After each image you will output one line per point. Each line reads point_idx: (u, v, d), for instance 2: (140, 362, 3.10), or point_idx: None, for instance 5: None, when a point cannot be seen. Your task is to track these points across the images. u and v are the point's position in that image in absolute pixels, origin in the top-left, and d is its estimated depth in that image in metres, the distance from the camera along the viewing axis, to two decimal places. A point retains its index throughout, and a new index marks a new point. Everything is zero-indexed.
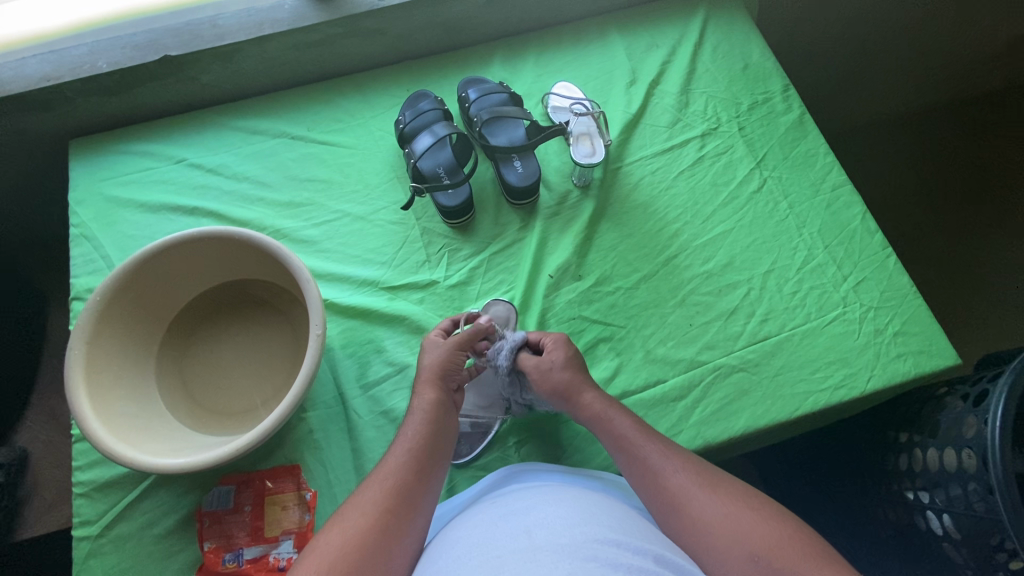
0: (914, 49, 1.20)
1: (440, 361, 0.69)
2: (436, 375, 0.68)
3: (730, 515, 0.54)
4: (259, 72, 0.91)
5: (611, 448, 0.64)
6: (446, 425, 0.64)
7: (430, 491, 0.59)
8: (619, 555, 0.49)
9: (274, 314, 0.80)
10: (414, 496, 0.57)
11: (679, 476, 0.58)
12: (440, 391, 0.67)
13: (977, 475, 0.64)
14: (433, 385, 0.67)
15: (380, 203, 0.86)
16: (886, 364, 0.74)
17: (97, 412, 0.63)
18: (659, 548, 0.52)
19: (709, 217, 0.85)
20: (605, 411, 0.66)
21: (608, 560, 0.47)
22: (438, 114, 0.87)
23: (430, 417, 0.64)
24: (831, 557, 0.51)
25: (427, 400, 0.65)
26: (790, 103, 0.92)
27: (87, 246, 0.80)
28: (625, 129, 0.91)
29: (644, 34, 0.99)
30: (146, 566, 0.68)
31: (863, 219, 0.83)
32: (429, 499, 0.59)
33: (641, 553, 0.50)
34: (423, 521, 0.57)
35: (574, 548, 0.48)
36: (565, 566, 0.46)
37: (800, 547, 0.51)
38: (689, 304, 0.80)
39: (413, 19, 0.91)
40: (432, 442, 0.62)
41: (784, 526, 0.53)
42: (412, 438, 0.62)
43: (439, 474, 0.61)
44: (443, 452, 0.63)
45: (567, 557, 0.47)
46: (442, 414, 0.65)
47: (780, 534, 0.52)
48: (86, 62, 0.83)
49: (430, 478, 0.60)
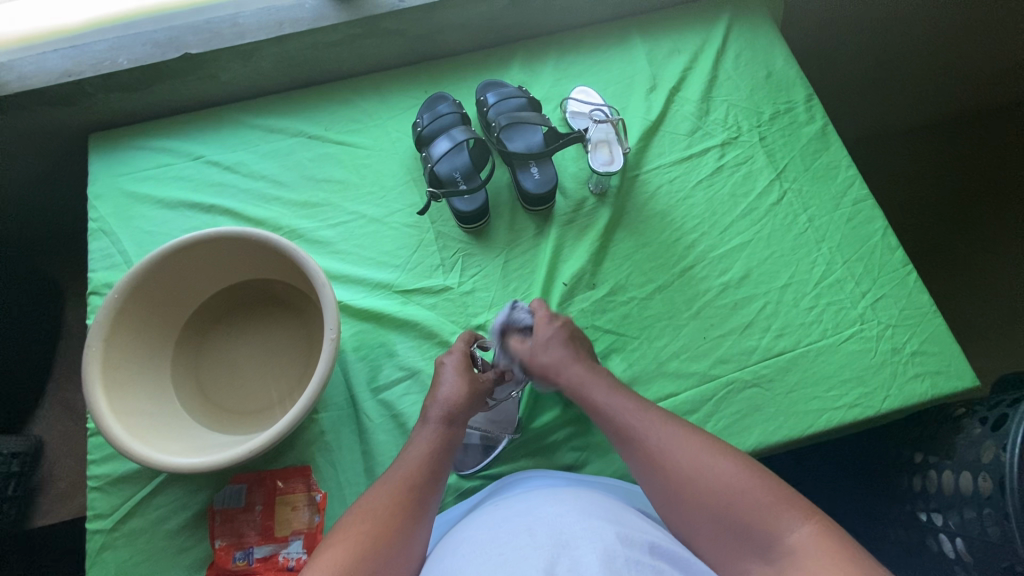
0: (942, 55, 1.17)
1: (448, 399, 0.67)
2: (446, 417, 0.66)
3: (707, 474, 0.55)
4: (278, 70, 0.91)
5: (594, 415, 0.66)
6: (445, 443, 0.65)
7: (420, 534, 0.57)
8: (618, 547, 0.49)
9: (289, 314, 0.81)
10: (403, 535, 0.56)
11: (657, 442, 0.59)
12: (445, 430, 0.65)
13: (993, 500, 0.64)
14: (440, 424, 0.66)
15: (396, 206, 0.86)
16: (903, 384, 0.73)
17: (114, 409, 0.64)
18: (659, 542, 0.52)
19: (727, 228, 0.84)
20: (592, 381, 0.67)
21: (607, 553, 0.47)
22: (456, 118, 0.87)
23: (429, 458, 0.63)
24: (802, 503, 0.52)
25: (428, 436, 0.65)
26: (813, 113, 0.91)
27: (106, 241, 0.81)
28: (644, 136, 0.90)
29: (665, 38, 0.97)
30: (157, 561, 0.69)
31: (884, 235, 0.82)
32: (425, 512, 0.59)
33: (638, 545, 0.50)
34: (423, 534, 0.58)
35: (573, 543, 0.48)
36: (563, 562, 0.46)
37: (775, 500, 0.52)
38: (704, 317, 0.79)
39: (433, 20, 0.90)
40: (424, 484, 0.61)
41: (762, 481, 0.54)
42: (407, 477, 0.61)
43: (436, 493, 0.62)
44: (440, 467, 0.63)
45: (566, 552, 0.47)
46: (442, 456, 0.64)
47: (760, 492, 0.53)
48: (107, 58, 0.84)
49: (426, 493, 0.60)
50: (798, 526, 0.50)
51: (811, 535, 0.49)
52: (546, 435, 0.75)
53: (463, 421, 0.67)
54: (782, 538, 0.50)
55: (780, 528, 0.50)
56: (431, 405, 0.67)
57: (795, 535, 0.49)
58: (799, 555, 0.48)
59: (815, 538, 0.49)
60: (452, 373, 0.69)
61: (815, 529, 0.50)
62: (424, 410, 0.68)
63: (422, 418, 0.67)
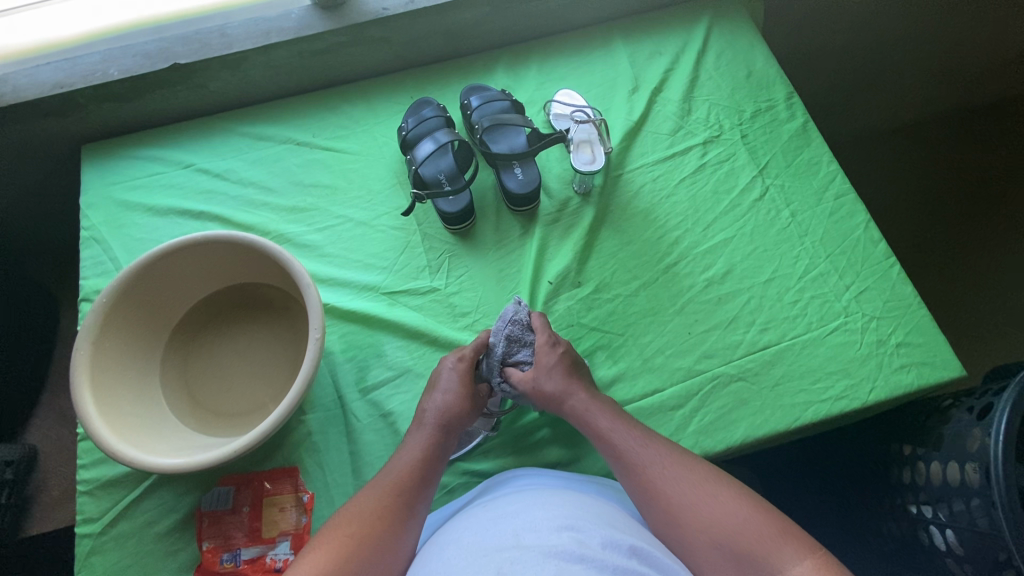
0: (925, 53, 1.18)
1: (445, 405, 0.68)
2: (442, 423, 0.67)
3: (706, 505, 0.56)
4: (266, 79, 0.92)
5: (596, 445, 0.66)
6: (439, 450, 0.65)
7: (407, 537, 0.58)
8: (602, 554, 0.49)
9: (278, 317, 0.81)
10: (391, 538, 0.56)
11: (660, 473, 0.60)
12: (439, 436, 0.66)
13: (981, 490, 0.63)
14: (435, 430, 0.66)
15: (383, 209, 0.87)
16: (889, 376, 0.73)
17: (100, 410, 0.64)
18: (641, 546, 0.53)
19: (710, 225, 0.85)
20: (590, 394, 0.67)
21: (594, 562, 0.47)
22: (441, 121, 0.88)
23: (421, 461, 0.64)
24: (804, 540, 0.52)
25: (422, 441, 0.66)
26: (793, 110, 0.92)
27: (96, 248, 0.82)
28: (627, 137, 0.91)
29: (647, 41, 0.99)
30: (145, 563, 0.69)
31: (867, 229, 0.82)
32: (414, 516, 0.60)
33: (624, 552, 0.50)
34: (411, 538, 0.58)
35: (559, 548, 0.48)
36: (549, 567, 0.46)
37: (777, 536, 0.52)
38: (688, 312, 0.79)
39: (417, 27, 0.92)
40: (413, 489, 0.61)
41: (760, 515, 0.54)
42: (398, 480, 0.61)
43: (426, 499, 0.62)
44: (429, 476, 0.63)
45: (552, 557, 0.47)
46: (433, 461, 0.65)
47: (761, 526, 0.53)
48: (98, 70, 0.85)
49: (414, 498, 0.61)
50: (800, 559, 0.50)
51: (813, 569, 0.49)
52: (533, 432, 0.75)
53: (458, 429, 0.68)
54: (783, 572, 0.50)
55: (777, 561, 0.51)
56: (428, 409, 0.68)
57: (795, 569, 0.50)
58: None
59: (817, 572, 0.49)
60: (454, 382, 0.69)
61: (823, 564, 0.50)
62: (419, 415, 0.69)
63: (418, 422, 0.68)
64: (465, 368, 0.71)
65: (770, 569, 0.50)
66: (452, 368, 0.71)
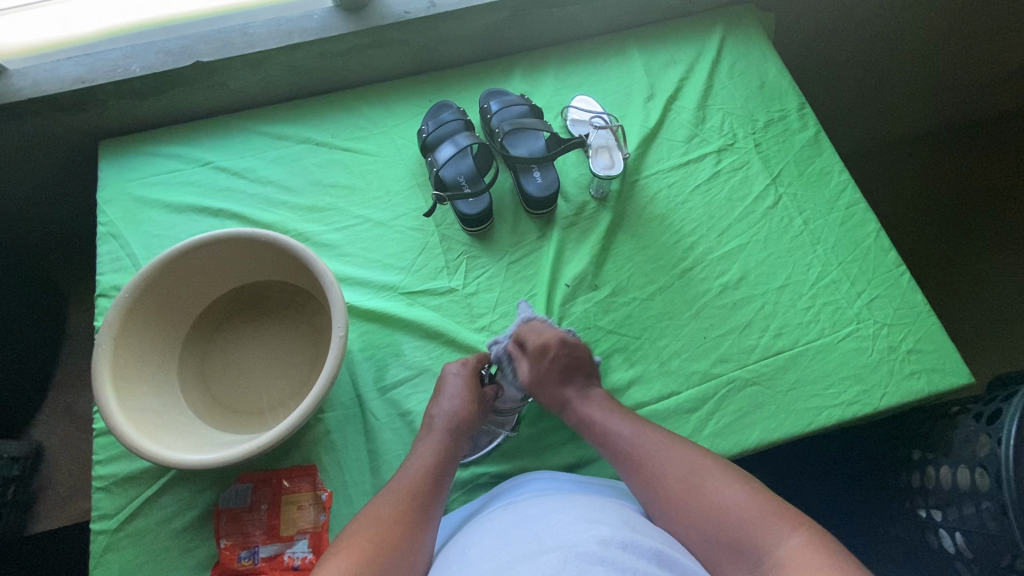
0: (924, 69, 1.22)
1: (454, 411, 0.69)
2: (451, 429, 0.68)
3: (699, 489, 0.57)
4: (285, 79, 0.93)
5: (594, 437, 0.68)
6: (450, 456, 0.66)
7: (425, 541, 0.58)
8: (623, 555, 0.49)
9: (296, 315, 0.82)
10: (410, 543, 0.57)
11: (658, 460, 0.61)
12: (450, 440, 0.67)
13: (991, 494, 0.64)
14: (445, 435, 0.67)
15: (401, 210, 0.88)
16: (900, 382, 0.75)
17: (121, 405, 0.64)
18: (664, 549, 0.53)
19: (725, 231, 0.86)
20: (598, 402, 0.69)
21: (616, 564, 0.47)
22: (460, 124, 0.89)
23: (433, 466, 0.64)
24: (797, 517, 0.53)
25: (433, 447, 0.66)
26: (806, 120, 0.94)
27: (114, 244, 0.82)
28: (643, 143, 0.92)
29: (663, 50, 1.00)
30: (162, 560, 0.69)
31: (878, 237, 0.84)
32: (430, 521, 0.60)
33: (646, 556, 0.50)
34: (428, 542, 0.59)
35: (581, 550, 0.48)
36: (571, 568, 0.46)
37: (770, 513, 0.53)
38: (704, 317, 0.81)
39: (438, 31, 0.93)
40: (428, 492, 0.62)
41: (758, 497, 0.55)
42: (411, 485, 0.62)
43: (440, 501, 0.63)
44: (442, 482, 0.64)
45: (574, 558, 0.47)
46: (445, 465, 0.65)
47: (751, 505, 0.54)
48: (120, 66, 0.86)
49: (429, 502, 0.61)
50: (787, 536, 0.51)
51: (802, 544, 0.50)
52: (551, 431, 0.76)
53: (467, 433, 0.68)
54: (775, 548, 0.51)
55: (777, 538, 0.51)
56: (436, 415, 0.69)
57: (790, 545, 0.50)
58: (789, 561, 0.49)
59: (806, 547, 0.50)
60: (459, 388, 0.70)
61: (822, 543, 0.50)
62: (427, 421, 0.69)
63: (427, 428, 0.69)
64: (466, 376, 0.72)
65: (767, 547, 0.51)
66: (457, 375, 0.72)
